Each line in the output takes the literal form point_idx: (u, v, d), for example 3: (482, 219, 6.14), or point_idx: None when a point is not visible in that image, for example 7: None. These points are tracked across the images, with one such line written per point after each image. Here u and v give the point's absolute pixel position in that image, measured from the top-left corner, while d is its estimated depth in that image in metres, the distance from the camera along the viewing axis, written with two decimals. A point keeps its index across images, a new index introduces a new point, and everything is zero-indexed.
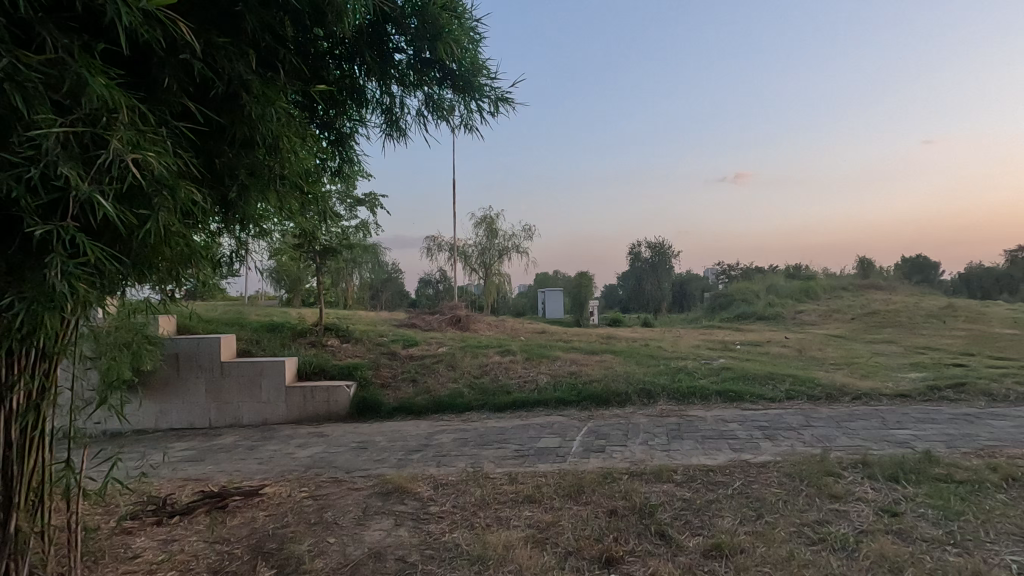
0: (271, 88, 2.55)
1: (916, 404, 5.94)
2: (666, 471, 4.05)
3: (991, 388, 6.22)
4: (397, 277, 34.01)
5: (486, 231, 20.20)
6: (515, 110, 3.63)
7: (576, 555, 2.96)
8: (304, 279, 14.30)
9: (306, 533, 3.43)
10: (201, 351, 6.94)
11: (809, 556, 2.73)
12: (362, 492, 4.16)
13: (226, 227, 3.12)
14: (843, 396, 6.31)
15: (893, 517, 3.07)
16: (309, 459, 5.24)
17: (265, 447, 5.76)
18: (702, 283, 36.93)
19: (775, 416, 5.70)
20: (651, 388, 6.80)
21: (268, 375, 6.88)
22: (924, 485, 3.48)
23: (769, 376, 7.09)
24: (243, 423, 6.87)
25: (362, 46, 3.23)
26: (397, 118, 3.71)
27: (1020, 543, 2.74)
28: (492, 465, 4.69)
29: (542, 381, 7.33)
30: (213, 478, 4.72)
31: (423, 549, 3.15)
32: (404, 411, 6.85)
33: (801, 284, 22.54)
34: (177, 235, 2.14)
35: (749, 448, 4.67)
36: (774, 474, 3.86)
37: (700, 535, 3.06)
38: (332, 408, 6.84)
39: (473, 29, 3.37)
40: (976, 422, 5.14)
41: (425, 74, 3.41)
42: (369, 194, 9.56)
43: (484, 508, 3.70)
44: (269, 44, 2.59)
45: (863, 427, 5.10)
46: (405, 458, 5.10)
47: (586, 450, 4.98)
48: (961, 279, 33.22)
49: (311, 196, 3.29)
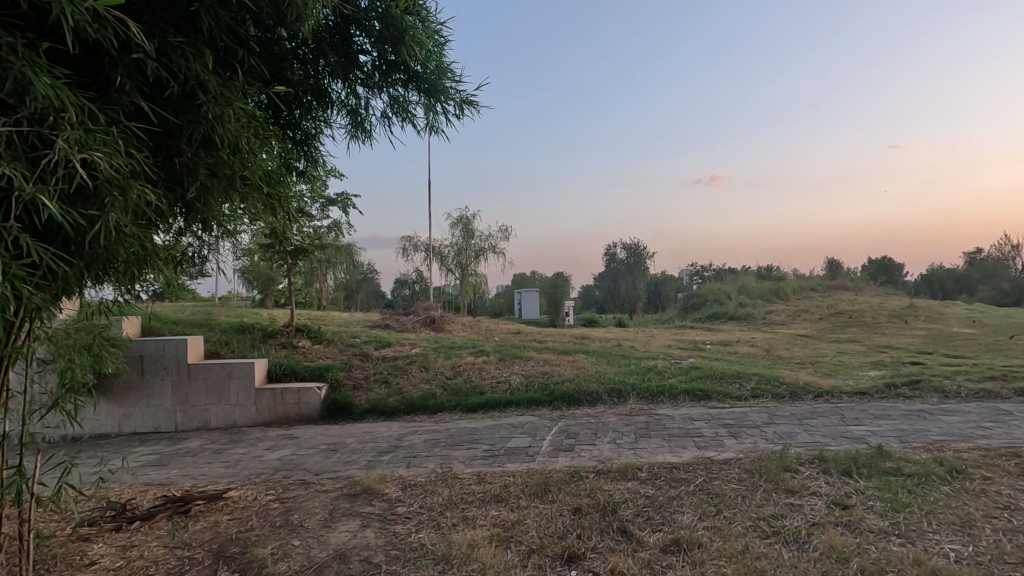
0: (230, 88, 2.54)
1: (874, 401, 6.16)
2: (631, 469, 4.12)
3: (944, 385, 6.48)
4: (373, 278, 33.71)
5: (462, 232, 20.11)
6: (480, 113, 3.68)
7: (540, 553, 3.01)
8: (277, 279, 14.15)
9: (270, 537, 3.41)
10: (166, 353, 6.80)
11: (763, 549, 2.82)
12: (329, 494, 4.14)
13: (187, 228, 3.08)
14: (806, 394, 6.50)
15: (844, 510, 3.19)
16: (278, 461, 5.18)
17: (232, 450, 5.67)
18: (676, 283, 37.50)
19: (740, 414, 5.83)
20: (622, 387, 6.89)
21: (237, 377, 6.78)
22: (875, 478, 3.62)
23: (736, 376, 7.24)
24: (211, 426, 6.75)
25: (326, 47, 3.24)
26: (363, 120, 3.73)
27: (959, 533, 2.88)
28: (461, 466, 4.71)
29: (514, 381, 7.37)
30: (177, 483, 4.64)
31: (389, 550, 3.16)
32: (376, 412, 6.82)
33: (771, 285, 23.06)
34: (132, 237, 2.11)
35: (714, 446, 4.78)
36: (735, 470, 3.98)
37: (660, 531, 3.13)
38: (303, 410, 6.77)
39: (437, 32, 3.40)
40: (928, 418, 5.35)
41: (390, 76, 3.43)
42: (342, 194, 9.48)
43: (451, 507, 3.72)
44: (226, 44, 2.57)
45: (822, 424, 5.27)
46: (374, 459, 5.08)
47: (555, 449, 5.03)
48: (923, 280, 34.40)
49: (274, 196, 3.29)
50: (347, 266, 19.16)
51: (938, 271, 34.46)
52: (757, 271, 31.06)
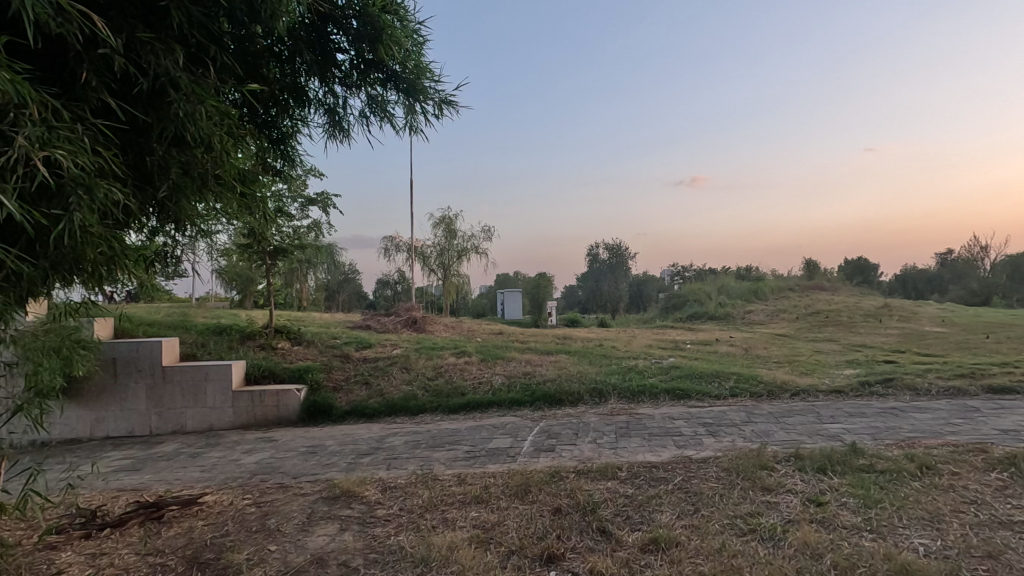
0: (202, 86, 2.49)
1: (849, 399, 6.29)
2: (611, 468, 4.14)
3: (915, 383, 6.63)
4: (355, 278, 33.43)
5: (445, 232, 20.01)
6: (459, 113, 3.67)
7: (519, 553, 3.00)
8: (256, 279, 13.96)
9: (246, 542, 3.35)
10: (140, 356, 6.66)
11: (739, 546, 2.85)
12: (307, 497, 4.09)
13: (160, 228, 3.02)
14: (783, 393, 6.60)
15: (818, 506, 3.25)
16: (255, 465, 5.10)
17: (208, 454, 5.57)
18: (658, 284, 37.82)
19: (719, 413, 5.90)
20: (603, 387, 6.93)
21: (213, 379, 6.66)
22: (848, 475, 3.69)
23: (715, 375, 7.33)
24: (187, 430, 6.62)
25: (302, 45, 3.21)
26: (340, 120, 3.71)
27: (929, 527, 2.94)
28: (442, 467, 4.69)
29: (496, 381, 7.37)
30: (151, 488, 4.54)
31: (367, 553, 3.13)
32: (356, 414, 6.76)
33: (751, 285, 23.41)
34: (100, 238, 2.06)
35: (693, 444, 4.83)
36: (713, 469, 4.02)
37: (639, 530, 3.15)
38: (281, 412, 6.67)
39: (415, 32, 3.39)
40: (900, 415, 5.47)
41: (368, 75, 3.41)
42: (322, 194, 9.38)
43: (431, 509, 3.69)
44: (198, 40, 2.52)
45: (799, 422, 5.36)
46: (354, 462, 5.03)
47: (536, 450, 5.03)
48: (897, 279, 35.21)
49: (249, 196, 3.24)
50: (329, 267, 18.94)
51: (912, 271, 35.32)
52: (737, 271, 31.52)
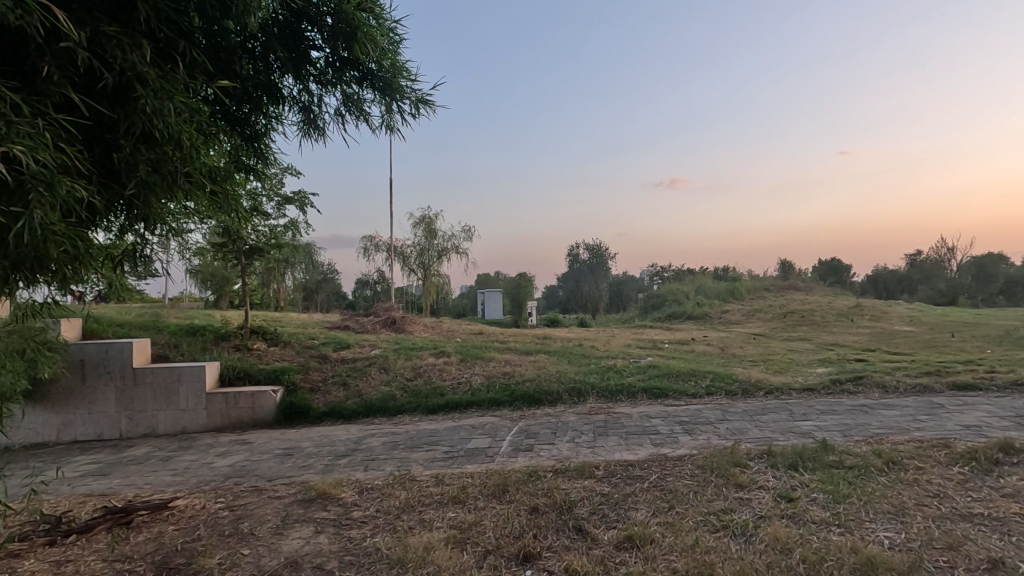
0: (171, 82, 2.45)
1: (820, 397, 6.43)
2: (588, 467, 4.17)
3: (884, 380, 6.81)
4: (334, 278, 33.08)
5: (425, 232, 19.94)
6: (436, 112, 3.66)
7: (495, 553, 3.01)
8: (231, 279, 13.72)
9: (218, 546, 3.29)
10: (110, 357, 6.50)
11: (712, 543, 2.90)
12: (282, 500, 4.03)
13: (129, 226, 2.95)
14: (757, 391, 6.72)
15: (789, 502, 3.32)
16: (229, 468, 5.01)
17: (180, 457, 5.46)
18: (637, 283, 38.15)
19: (695, 411, 5.99)
20: (581, 387, 6.97)
21: (186, 381, 6.52)
22: (818, 471, 3.77)
23: (692, 374, 7.44)
24: (158, 433, 6.47)
25: (275, 42, 3.17)
26: (315, 118, 3.68)
27: (893, 520, 3.03)
28: (420, 468, 4.67)
29: (475, 381, 7.37)
30: (120, 493, 4.44)
31: (342, 555, 3.10)
32: (334, 415, 6.69)
33: (728, 285, 23.77)
34: (63, 236, 2.00)
35: (668, 443, 4.89)
36: (688, 466, 4.08)
37: (615, 528, 3.18)
38: (257, 414, 6.57)
39: (391, 31, 3.36)
40: (870, 412, 5.61)
41: (344, 72, 3.39)
42: (299, 193, 9.26)
43: (408, 510, 3.68)
44: (166, 35, 2.47)
45: (772, 420, 5.46)
46: (331, 463, 4.98)
47: (514, 450, 5.04)
48: (869, 279, 36.08)
49: (221, 194, 3.18)
50: (308, 267, 18.71)
51: (883, 272, 36.22)
52: (714, 271, 32.00)
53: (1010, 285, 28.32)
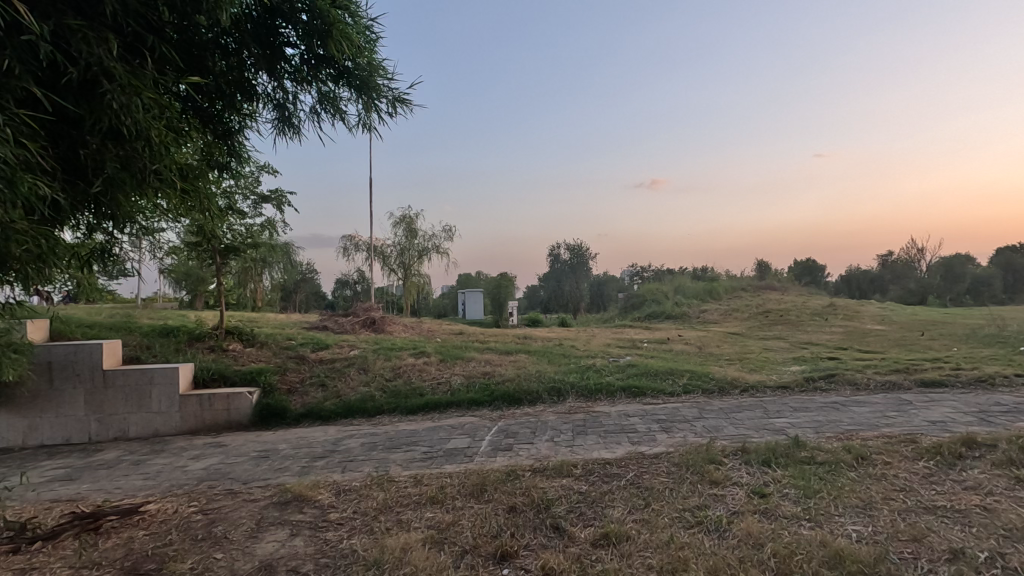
0: (139, 76, 2.40)
1: (794, 394, 6.57)
2: (567, 466, 4.19)
3: (855, 378, 6.98)
4: (312, 278, 32.72)
5: (405, 231, 19.83)
6: (414, 111, 3.66)
7: (473, 553, 3.01)
8: (207, 279, 13.49)
9: (190, 551, 3.23)
10: (79, 359, 6.33)
11: (686, 538, 2.94)
12: (257, 503, 3.97)
13: (97, 225, 2.90)
14: (733, 389, 6.83)
15: (762, 498, 3.38)
16: (203, 471, 4.92)
17: (152, 461, 5.35)
18: (618, 283, 38.41)
19: (673, 410, 6.06)
20: (561, 386, 7.00)
21: (158, 383, 6.38)
22: (790, 467, 3.85)
23: (670, 372, 7.53)
24: (129, 436, 6.32)
25: (249, 38, 3.12)
26: (290, 115, 3.64)
27: (861, 514, 3.11)
28: (398, 468, 4.64)
29: (455, 381, 7.35)
30: (88, 498, 4.32)
31: (318, 558, 3.06)
32: (312, 417, 6.62)
33: (706, 285, 24.08)
34: (26, 234, 1.97)
35: (646, 441, 4.95)
36: (664, 464, 4.13)
37: (592, 525, 3.20)
38: (232, 416, 6.46)
39: (368, 28, 3.35)
40: (841, 409, 5.74)
41: (319, 70, 3.36)
42: (276, 191, 9.12)
43: (385, 511, 3.65)
44: (134, 29, 2.43)
45: (747, 417, 5.56)
46: (308, 465, 4.92)
47: (493, 449, 5.04)
48: (843, 279, 36.88)
49: (192, 192, 3.13)
50: (286, 267, 18.47)
51: (855, 271, 37.08)
52: (693, 272, 32.39)
53: (976, 285, 29.16)
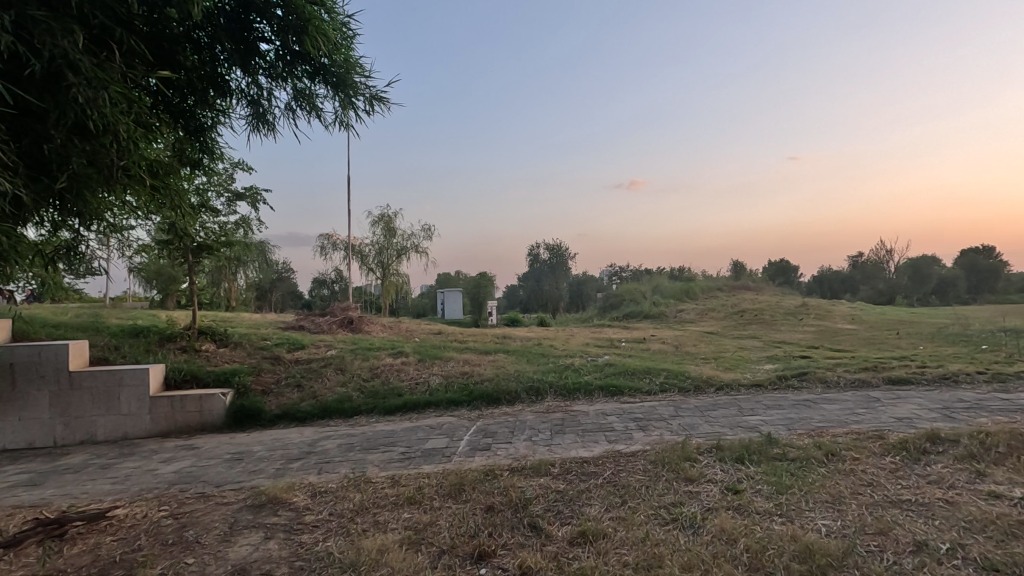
0: (106, 70, 2.36)
1: (767, 392, 6.70)
2: (545, 464, 4.21)
3: (826, 376, 7.16)
4: (289, 277, 32.24)
5: (384, 230, 19.68)
6: (391, 110, 3.65)
7: (450, 553, 3.00)
8: (179, 278, 13.20)
9: (160, 556, 3.16)
10: (43, 360, 6.13)
11: (662, 535, 2.98)
12: (230, 506, 3.90)
13: (62, 222, 2.83)
14: (708, 387, 6.94)
15: (735, 494, 3.45)
16: (174, 474, 4.81)
17: (121, 465, 5.21)
18: (596, 283, 38.67)
19: (649, 408, 6.13)
20: (540, 385, 7.03)
21: (127, 385, 6.22)
22: (763, 464, 3.93)
23: (647, 371, 7.62)
24: (97, 440, 6.14)
25: (222, 33, 3.07)
26: (264, 112, 3.58)
27: (830, 509, 3.19)
28: (376, 469, 4.61)
29: (433, 381, 7.32)
30: (53, 504, 4.20)
31: (292, 561, 3.02)
32: (287, 418, 6.52)
33: (683, 285, 24.38)
34: None
35: (623, 439, 4.99)
36: (640, 462, 4.17)
37: (569, 524, 3.22)
38: (205, 418, 6.34)
39: (344, 25, 3.32)
40: (812, 406, 5.88)
41: (295, 67, 3.31)
42: (251, 188, 8.96)
43: (362, 513, 3.62)
44: (101, 21, 2.39)
45: (722, 415, 5.65)
46: (283, 467, 4.85)
47: (471, 449, 5.03)
48: (815, 279, 37.72)
49: (161, 189, 3.08)
50: (262, 266, 18.16)
51: (827, 271, 37.98)
52: (670, 272, 32.77)
53: (942, 285, 30.12)
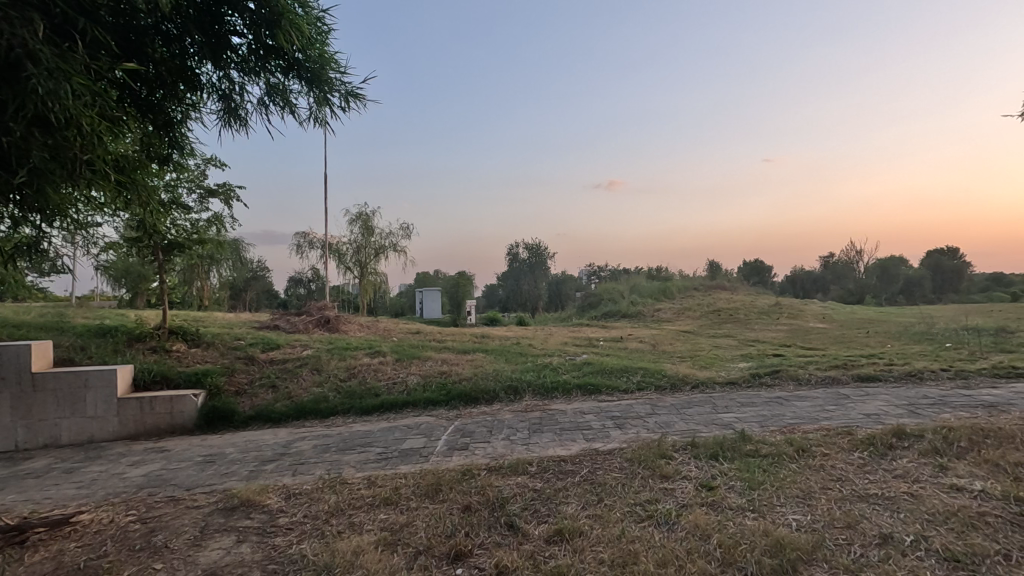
0: (68, 61, 2.30)
1: (741, 390, 6.83)
2: (522, 463, 4.22)
3: (798, 374, 7.31)
4: (264, 276, 31.69)
5: (361, 228, 19.46)
6: (367, 106, 3.61)
7: (426, 553, 2.98)
8: (148, 277, 12.88)
9: (127, 562, 3.08)
10: (4, 361, 5.91)
11: (637, 532, 3.01)
12: (201, 509, 3.81)
13: (22, 217, 2.75)
14: (684, 385, 7.03)
15: (709, 490, 3.50)
16: (143, 478, 4.69)
17: (86, 469, 5.06)
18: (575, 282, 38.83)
19: (627, 406, 6.18)
20: (518, 384, 7.03)
21: (94, 386, 6.03)
22: (736, 460, 3.99)
23: (624, 370, 7.68)
24: (61, 443, 5.95)
25: (192, 25, 2.99)
26: (236, 107, 3.51)
27: (801, 504, 3.26)
28: (352, 470, 4.55)
29: (411, 381, 7.26)
30: (13, 510, 4.05)
31: (265, 564, 2.97)
32: (261, 419, 6.41)
33: (660, 285, 24.62)
34: None
35: (600, 437, 5.02)
36: (617, 460, 4.21)
37: (546, 522, 3.23)
38: (175, 419, 6.19)
39: (319, 20, 3.27)
40: (784, 403, 6.00)
41: (268, 61, 3.25)
42: (224, 185, 8.79)
43: (337, 514, 3.57)
44: (64, 10, 2.35)
45: (698, 412, 5.73)
46: (256, 469, 4.77)
47: (449, 449, 5.01)
48: (788, 279, 38.53)
49: (128, 184, 3.01)
50: (236, 265, 17.80)
51: (800, 271, 38.82)
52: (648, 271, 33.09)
53: (909, 285, 31.10)
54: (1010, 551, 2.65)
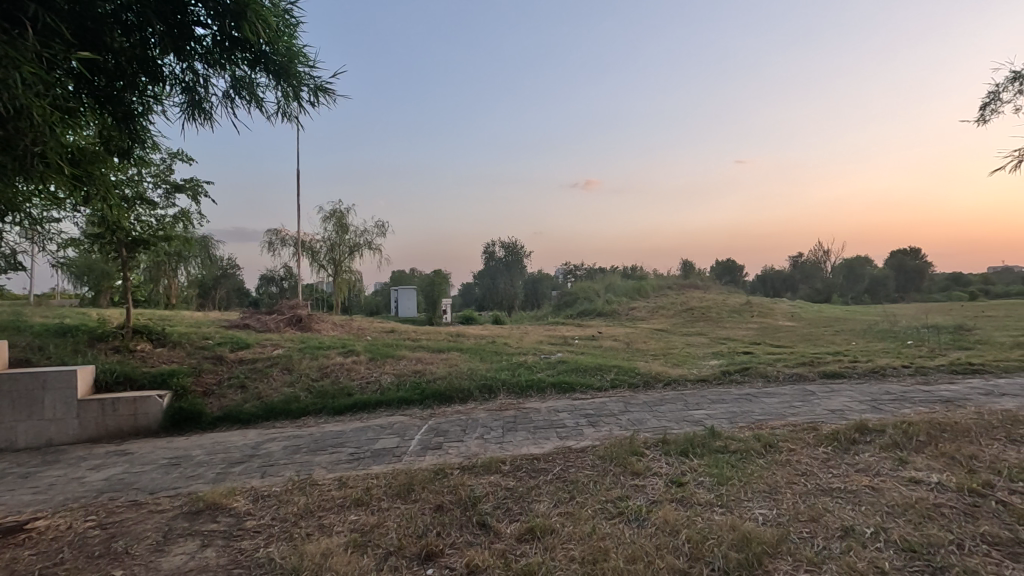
0: (18, 48, 2.23)
1: (712, 387, 6.94)
2: (495, 462, 4.20)
3: (767, 371, 7.47)
4: (234, 274, 30.98)
5: (335, 226, 19.14)
6: (337, 101, 3.56)
7: (397, 554, 2.95)
8: (112, 274, 12.47)
9: (85, 570, 2.97)
10: None
11: (608, 529, 3.03)
12: (165, 514, 3.71)
13: None
14: (657, 383, 7.11)
15: (678, 486, 3.55)
16: (104, 482, 4.54)
17: (44, 473, 4.87)
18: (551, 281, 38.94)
19: (600, 404, 6.23)
20: (492, 383, 7.02)
21: (52, 388, 5.81)
22: (706, 456, 4.05)
23: (598, 368, 7.73)
24: (17, 447, 5.71)
25: (153, 15, 2.90)
26: (201, 100, 3.42)
27: (767, 498, 3.33)
28: (323, 471, 4.48)
29: (384, 381, 7.18)
30: None
31: (230, 569, 2.90)
32: (230, 420, 6.27)
33: (635, 284, 24.88)
34: None
35: (573, 435, 5.05)
36: (589, 457, 4.23)
37: (517, 521, 3.23)
38: (140, 421, 6.01)
39: (287, 13, 3.21)
40: (753, 400, 6.13)
41: (233, 53, 3.18)
42: (190, 179, 8.56)
43: (307, 516, 3.51)
44: None
45: (670, 409, 5.81)
46: (223, 471, 4.65)
47: (423, 448, 4.97)
48: (759, 279, 39.48)
49: (84, 177, 2.93)
50: (205, 263, 17.33)
51: (770, 271, 39.70)
52: (623, 271, 33.36)
53: (873, 285, 32.20)
54: (963, 541, 2.75)
